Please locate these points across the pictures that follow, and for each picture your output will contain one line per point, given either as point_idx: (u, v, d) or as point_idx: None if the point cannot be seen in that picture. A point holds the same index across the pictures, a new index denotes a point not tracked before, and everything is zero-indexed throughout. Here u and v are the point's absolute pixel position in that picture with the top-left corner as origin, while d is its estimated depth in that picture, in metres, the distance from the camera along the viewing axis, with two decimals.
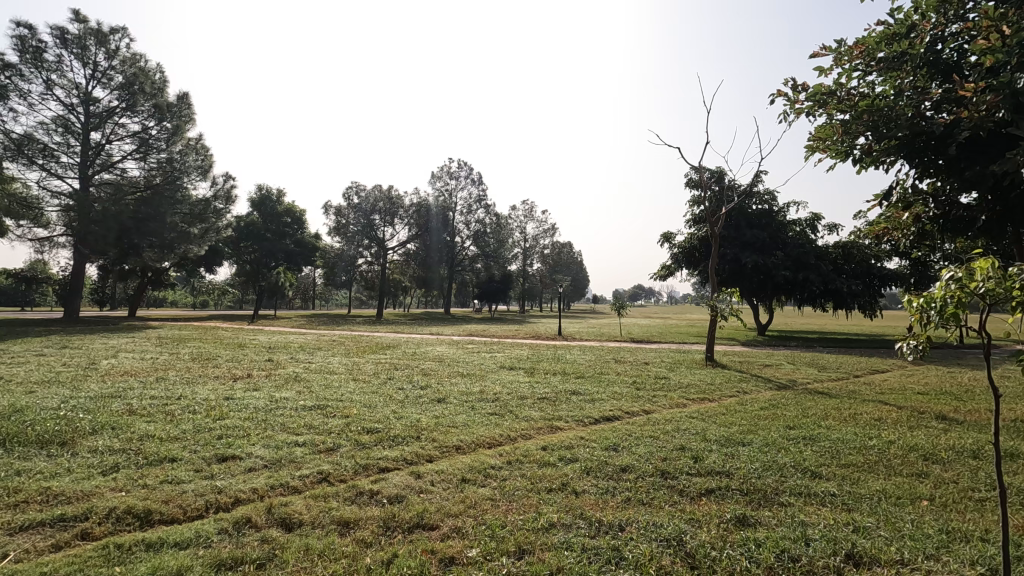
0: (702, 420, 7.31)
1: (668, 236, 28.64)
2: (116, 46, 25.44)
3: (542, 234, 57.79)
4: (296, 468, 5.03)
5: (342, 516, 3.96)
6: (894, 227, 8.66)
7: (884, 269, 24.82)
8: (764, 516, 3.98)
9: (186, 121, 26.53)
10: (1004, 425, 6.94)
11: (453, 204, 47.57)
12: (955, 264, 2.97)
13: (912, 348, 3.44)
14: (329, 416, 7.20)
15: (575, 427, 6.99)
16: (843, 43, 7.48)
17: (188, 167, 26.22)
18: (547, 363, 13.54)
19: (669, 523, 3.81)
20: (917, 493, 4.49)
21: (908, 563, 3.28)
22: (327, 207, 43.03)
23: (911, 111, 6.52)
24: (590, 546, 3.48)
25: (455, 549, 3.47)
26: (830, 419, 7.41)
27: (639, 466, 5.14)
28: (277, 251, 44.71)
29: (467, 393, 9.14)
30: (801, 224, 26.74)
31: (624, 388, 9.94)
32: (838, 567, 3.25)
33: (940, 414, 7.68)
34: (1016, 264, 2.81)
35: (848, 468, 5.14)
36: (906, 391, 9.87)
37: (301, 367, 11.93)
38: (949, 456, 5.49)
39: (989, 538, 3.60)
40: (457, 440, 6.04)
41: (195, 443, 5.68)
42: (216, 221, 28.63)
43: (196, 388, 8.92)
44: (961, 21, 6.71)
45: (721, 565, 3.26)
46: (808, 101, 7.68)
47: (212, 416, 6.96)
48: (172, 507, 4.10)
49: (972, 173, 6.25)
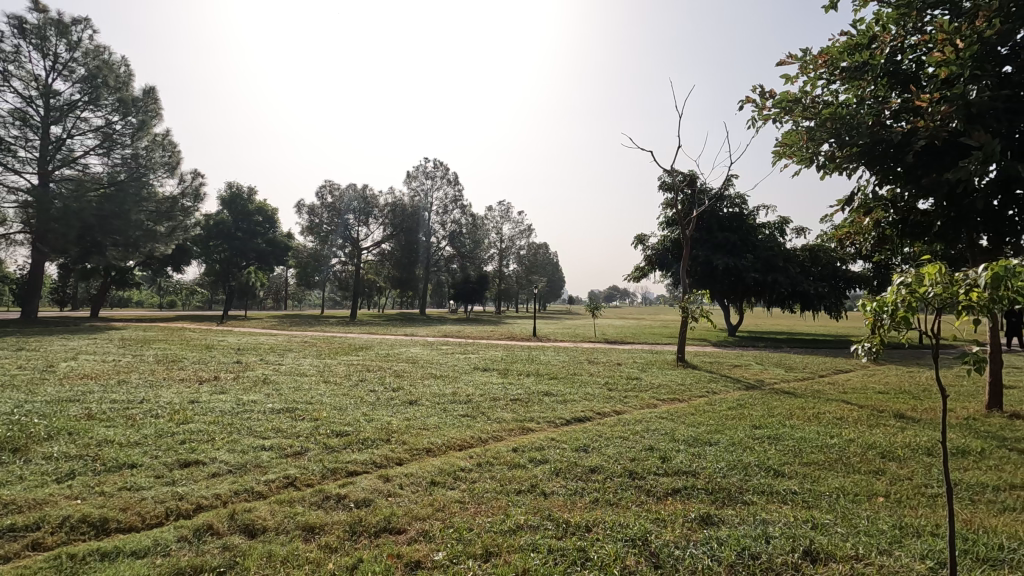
0: (671, 420, 7.44)
1: (642, 237, 28.99)
2: (79, 37, 24.59)
3: (519, 234, 57.88)
4: (262, 472, 4.95)
5: (308, 521, 3.90)
6: (856, 232, 9.04)
7: (849, 271, 25.56)
8: (727, 515, 4.06)
9: (152, 116, 25.79)
10: (957, 424, 7.20)
11: (428, 204, 47.27)
12: (906, 269, 3.10)
13: (867, 350, 3.58)
14: (298, 419, 7.10)
15: (546, 427, 7.06)
16: (808, 52, 7.68)
17: (154, 164, 25.68)
18: (521, 364, 13.62)
19: (635, 523, 3.86)
20: (874, 490, 4.64)
21: (861, 558, 3.39)
22: (299, 207, 42.21)
23: (872, 119, 6.75)
24: (557, 547, 3.51)
25: (421, 553, 3.45)
26: (794, 419, 7.60)
27: (607, 466, 5.20)
28: (248, 250, 43.83)
29: (440, 394, 9.15)
30: (770, 227, 27.35)
31: (596, 389, 10.06)
32: (796, 564, 3.33)
33: (898, 412, 7.96)
34: (961, 269, 2.94)
35: (810, 466, 5.29)
36: (868, 391, 10.18)
37: (272, 369, 11.78)
38: (905, 454, 5.68)
39: (938, 532, 3.75)
40: (428, 443, 6.02)
41: (157, 449, 5.52)
42: (184, 220, 27.94)
43: (160, 392, 8.68)
44: (920, 33, 6.92)
45: (684, 563, 3.32)
46: (774, 108, 7.86)
47: (176, 420, 6.79)
48: (129, 515, 3.98)
49: (928, 181, 6.49)
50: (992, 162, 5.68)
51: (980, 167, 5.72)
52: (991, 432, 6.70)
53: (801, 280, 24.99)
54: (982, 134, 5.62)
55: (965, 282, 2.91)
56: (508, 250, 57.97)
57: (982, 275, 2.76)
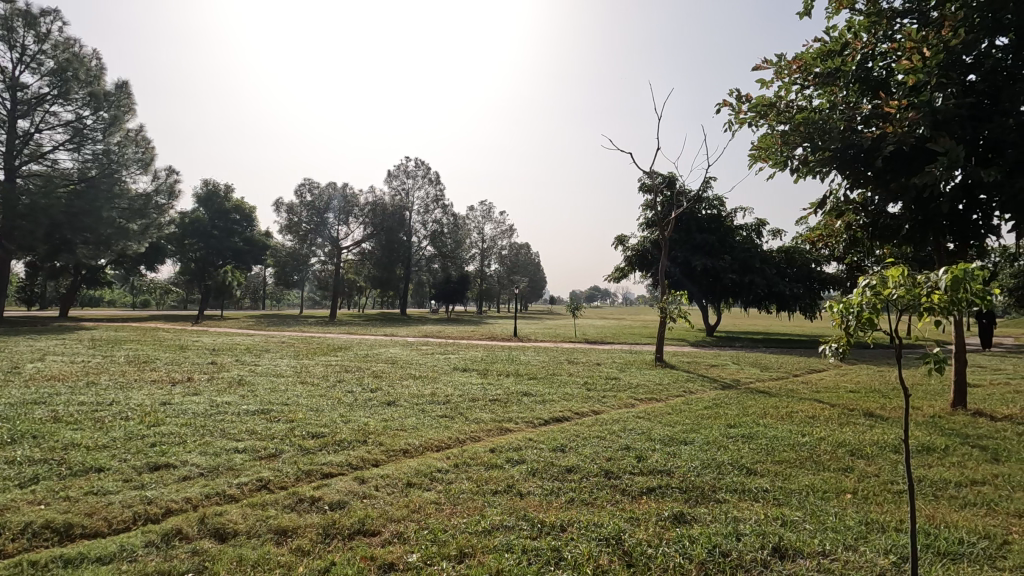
0: (647, 420, 7.49)
1: (622, 237, 29.25)
2: (47, 29, 23.85)
3: (500, 234, 57.81)
4: (234, 475, 4.87)
5: (280, 524, 3.85)
6: (829, 234, 9.26)
7: (823, 273, 26.13)
8: (700, 513, 4.12)
9: (125, 111, 25.13)
10: (923, 422, 7.41)
11: (409, 204, 46.94)
12: (871, 272, 3.17)
13: (834, 350, 3.67)
14: (273, 420, 7.00)
15: (525, 428, 7.08)
16: (784, 57, 7.82)
17: (127, 160, 24.95)
18: (501, 364, 13.63)
19: (609, 523, 3.88)
20: (843, 487, 4.75)
21: (828, 554, 3.47)
22: (278, 204, 41.69)
23: (843, 124, 6.88)
24: (531, 547, 3.52)
25: (395, 555, 3.44)
26: (768, 418, 7.74)
27: (584, 466, 5.23)
28: (224, 249, 43.00)
29: (418, 395, 9.11)
30: (747, 228, 27.75)
31: (575, 389, 10.11)
32: (765, 560, 3.40)
33: (867, 411, 8.15)
34: (923, 272, 3.02)
35: (781, 464, 5.40)
36: (840, 390, 10.40)
37: (247, 370, 11.59)
38: (873, 451, 5.83)
39: (902, 528, 3.85)
40: (404, 444, 5.98)
41: (126, 452, 5.40)
42: (158, 217, 27.24)
43: (131, 393, 8.49)
44: (889, 41, 7.13)
45: (656, 562, 3.37)
46: (750, 112, 8.02)
47: (146, 423, 6.62)
48: (95, 520, 3.89)
49: (897, 185, 6.64)
50: (957, 167, 5.84)
51: (944, 172, 5.88)
52: (954, 429, 6.91)
53: (778, 281, 25.40)
54: (948, 140, 5.77)
55: (927, 285, 3.00)
56: (489, 250, 57.92)
57: (942, 279, 2.85)
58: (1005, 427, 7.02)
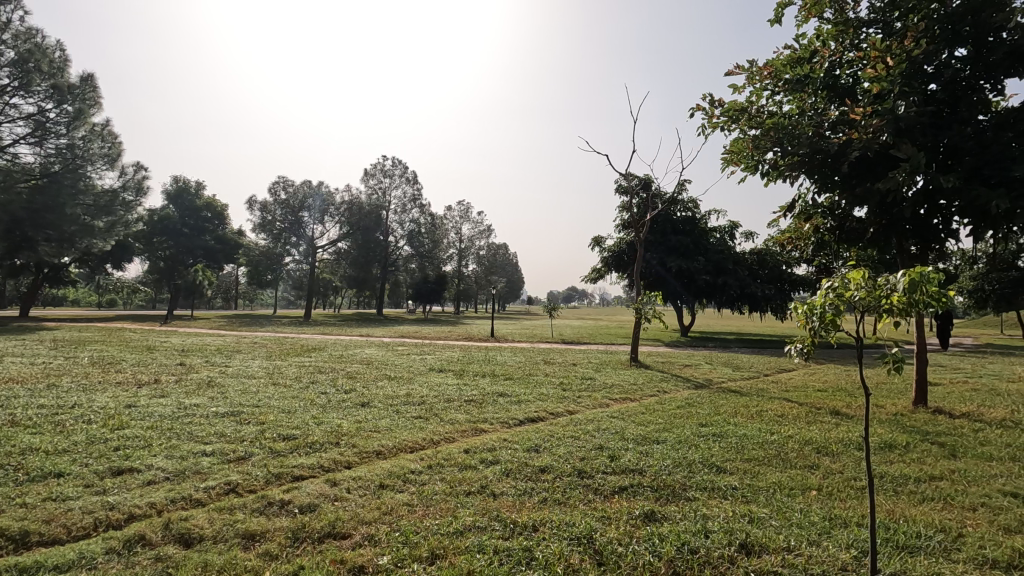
0: (621, 420, 7.55)
1: (599, 239, 29.48)
2: (8, 19, 22.92)
3: (478, 235, 57.73)
4: (202, 479, 4.76)
5: (248, 528, 3.78)
6: (797, 237, 9.47)
7: (793, 274, 26.84)
8: (670, 511, 4.18)
9: (90, 105, 24.37)
10: (886, 420, 7.63)
11: (386, 203, 46.51)
12: (833, 274, 3.27)
13: (799, 351, 3.78)
14: (243, 423, 6.85)
15: (499, 428, 7.07)
16: (755, 63, 7.98)
17: (92, 155, 24.19)
18: (477, 365, 13.61)
19: (581, 522, 3.91)
20: (808, 484, 4.86)
21: (792, 550, 3.55)
22: (251, 202, 40.97)
23: (812, 130, 7.04)
24: (503, 548, 3.53)
25: (365, 558, 3.40)
26: (739, 416, 7.89)
27: (557, 466, 5.25)
28: (195, 247, 42.00)
29: (392, 396, 9.01)
30: (721, 230, 28.23)
31: (551, 389, 10.17)
32: (732, 557, 3.47)
33: (833, 410, 8.32)
34: (883, 274, 3.15)
35: (750, 462, 5.52)
36: (808, 389, 10.64)
37: (217, 371, 11.36)
38: (838, 448, 5.99)
39: (863, 522, 3.98)
40: (377, 445, 5.92)
41: (88, 457, 5.23)
42: (125, 215, 26.33)
43: (94, 396, 8.23)
44: (855, 49, 7.35)
45: (626, 560, 3.41)
46: (722, 116, 8.17)
47: (110, 426, 6.42)
48: (54, 528, 3.77)
49: (862, 190, 6.80)
50: (918, 173, 6.02)
51: (907, 178, 6.06)
52: (915, 427, 7.14)
53: (749, 282, 25.93)
54: (910, 147, 5.94)
55: (886, 287, 3.12)
56: (467, 250, 57.83)
57: (900, 281, 2.99)
58: (962, 425, 7.27)
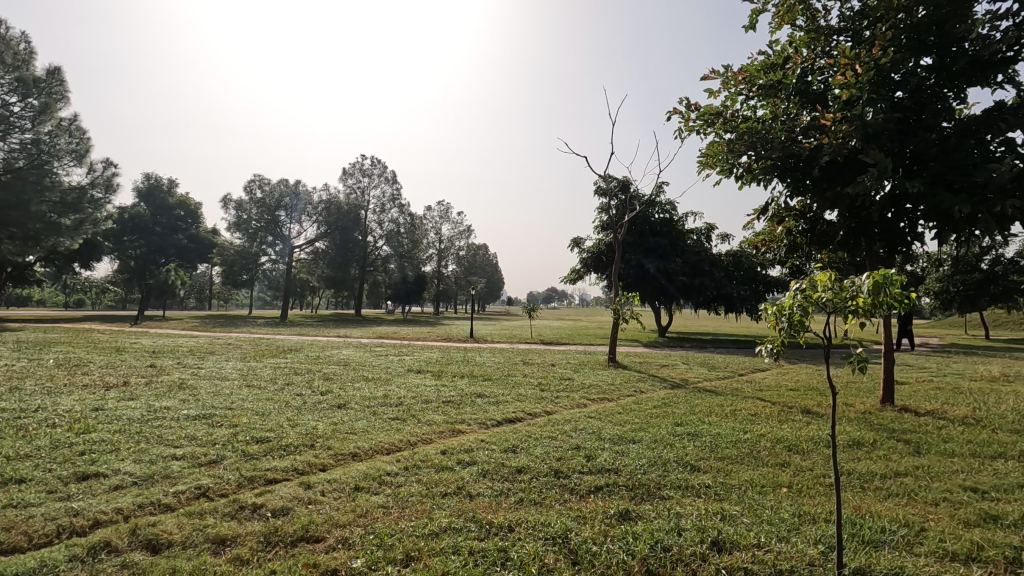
0: (598, 420, 7.62)
1: (578, 241, 29.64)
2: None
3: (458, 235, 57.58)
4: (171, 484, 4.66)
5: (219, 533, 3.72)
6: (770, 240, 9.65)
7: (767, 276, 27.41)
8: (644, 509, 4.23)
9: (57, 99, 23.73)
10: (854, 418, 7.84)
11: (365, 203, 46.18)
12: (801, 277, 3.35)
13: (769, 351, 3.87)
14: (215, 426, 6.71)
15: (476, 429, 7.05)
16: (730, 68, 8.12)
17: (59, 151, 23.50)
18: (456, 365, 13.56)
19: (556, 521, 3.94)
20: (779, 481, 4.97)
21: (762, 545, 3.63)
22: (225, 201, 40.31)
23: (784, 134, 7.18)
24: (478, 549, 3.53)
25: (338, 561, 3.37)
26: (713, 415, 8.03)
27: (534, 466, 5.27)
28: (167, 246, 41.10)
29: (369, 397, 8.92)
30: (698, 232, 28.63)
31: (529, 389, 10.18)
32: (703, 553, 3.53)
33: (805, 409, 8.52)
34: (849, 276, 3.27)
35: (723, 460, 5.61)
36: (781, 388, 10.86)
37: (189, 373, 11.08)
38: (808, 446, 6.12)
39: (830, 519, 4.07)
40: (353, 447, 5.87)
41: (52, 461, 5.09)
42: (93, 212, 25.63)
43: (60, 399, 7.97)
44: (826, 56, 7.54)
45: (601, 559, 3.43)
46: (698, 120, 8.29)
47: (76, 430, 6.25)
48: (14, 535, 3.66)
49: (832, 194, 6.97)
50: (885, 178, 6.18)
51: (874, 182, 6.23)
52: (882, 424, 7.34)
53: (725, 284, 26.38)
54: (877, 152, 6.08)
55: (852, 289, 3.22)
56: (447, 251, 57.63)
57: (866, 282, 3.11)
58: (927, 422, 7.51)
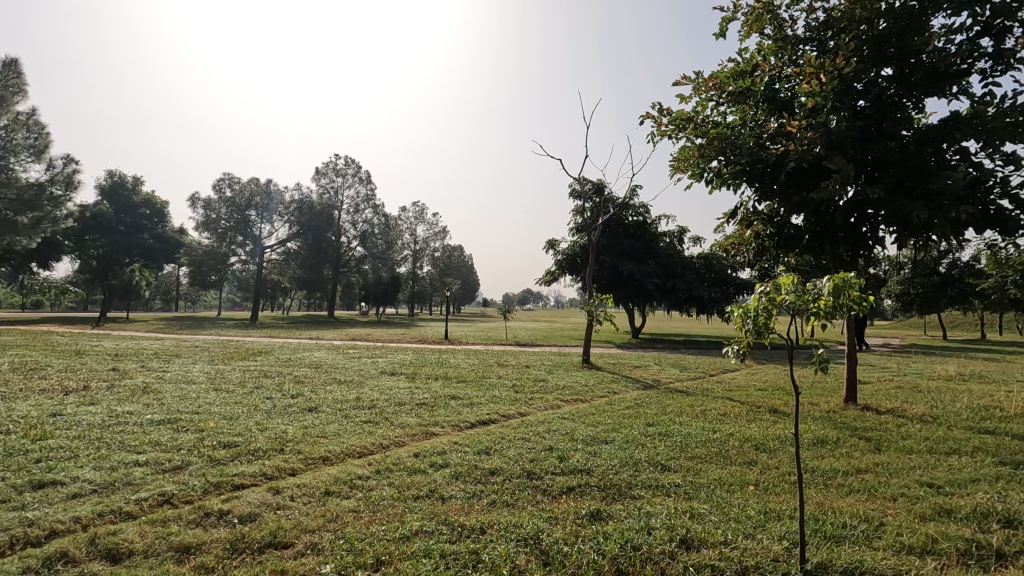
0: (571, 420, 7.71)
1: (554, 242, 29.82)
2: None
3: (433, 237, 57.37)
4: (133, 491, 4.52)
5: (182, 541, 3.63)
6: (739, 243, 9.84)
7: (737, 278, 28.00)
8: (615, 510, 4.27)
9: (12, 93, 22.83)
10: (818, 417, 8.05)
11: (338, 203, 45.69)
12: (766, 279, 3.43)
13: (737, 351, 3.96)
14: (181, 431, 6.54)
15: (450, 431, 7.03)
16: (701, 75, 8.28)
17: (15, 146, 22.61)
18: (430, 367, 13.51)
19: (528, 522, 3.96)
20: (746, 479, 5.08)
21: (729, 543, 3.70)
22: (193, 199, 39.25)
23: (752, 140, 7.35)
24: (449, 551, 3.52)
25: (307, 567, 3.33)
26: (684, 415, 8.16)
27: (507, 467, 5.29)
28: (132, 245, 39.86)
29: (341, 400, 8.81)
30: (671, 235, 29.12)
31: (503, 391, 10.19)
32: (671, 552, 3.59)
33: (772, 408, 8.73)
34: (811, 279, 3.37)
35: (693, 459, 5.71)
36: (750, 389, 11.08)
37: (153, 377, 10.78)
38: (775, 445, 6.27)
39: (794, 515, 4.18)
40: (324, 451, 5.80)
41: (5, 469, 4.88)
42: (53, 210, 24.69)
43: (15, 405, 7.66)
44: (793, 65, 7.75)
45: (571, 559, 3.46)
46: (670, 125, 8.42)
47: (32, 437, 6.02)
48: None
49: (798, 199, 7.17)
50: (848, 184, 6.37)
51: (838, 188, 6.41)
52: (845, 423, 7.57)
53: (697, 286, 26.89)
54: (840, 159, 6.26)
55: (814, 291, 3.33)
56: (422, 252, 57.32)
57: (827, 285, 3.23)
58: (887, 420, 7.78)
